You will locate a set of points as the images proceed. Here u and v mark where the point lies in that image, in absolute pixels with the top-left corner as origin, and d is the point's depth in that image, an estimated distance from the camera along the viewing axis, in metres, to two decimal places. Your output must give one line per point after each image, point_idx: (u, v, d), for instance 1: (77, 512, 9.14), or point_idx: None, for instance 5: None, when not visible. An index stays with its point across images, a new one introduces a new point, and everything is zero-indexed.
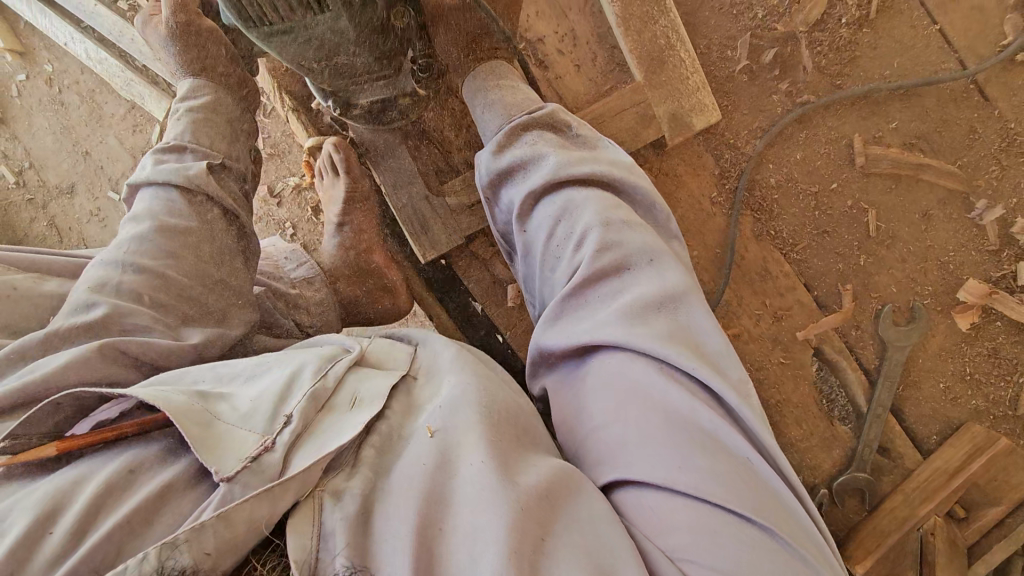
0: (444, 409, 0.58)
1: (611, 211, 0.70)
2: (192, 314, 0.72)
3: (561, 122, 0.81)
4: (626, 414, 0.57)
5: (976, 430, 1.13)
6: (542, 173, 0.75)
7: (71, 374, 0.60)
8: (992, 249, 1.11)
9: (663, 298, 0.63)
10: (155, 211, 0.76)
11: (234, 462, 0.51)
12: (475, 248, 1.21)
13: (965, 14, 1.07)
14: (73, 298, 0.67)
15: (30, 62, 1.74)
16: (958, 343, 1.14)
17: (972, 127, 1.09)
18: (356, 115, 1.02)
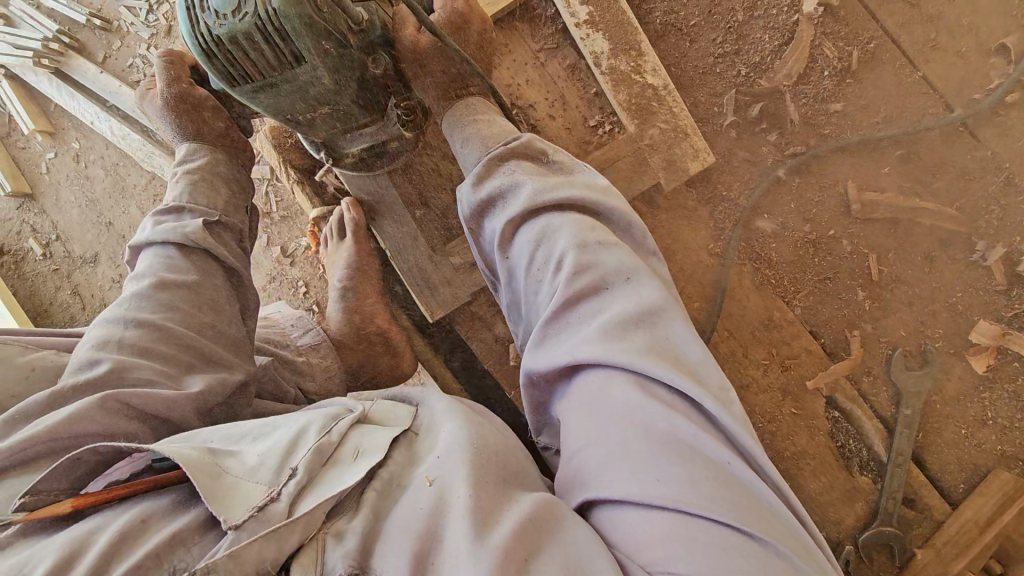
0: (442, 455, 0.58)
1: (586, 232, 0.71)
2: (194, 362, 0.73)
3: (538, 151, 0.84)
4: (605, 432, 0.56)
5: (1005, 478, 1.08)
6: (519, 201, 0.77)
7: (76, 428, 0.59)
8: (1001, 288, 1.09)
9: (638, 313, 0.63)
10: (155, 269, 0.80)
11: (241, 511, 0.52)
12: (477, 308, 1.22)
13: (949, 60, 1.09)
14: (77, 359, 0.68)
15: (59, 141, 1.84)
16: (976, 386, 1.11)
17: (966, 169, 1.09)
18: (348, 164, 1.12)
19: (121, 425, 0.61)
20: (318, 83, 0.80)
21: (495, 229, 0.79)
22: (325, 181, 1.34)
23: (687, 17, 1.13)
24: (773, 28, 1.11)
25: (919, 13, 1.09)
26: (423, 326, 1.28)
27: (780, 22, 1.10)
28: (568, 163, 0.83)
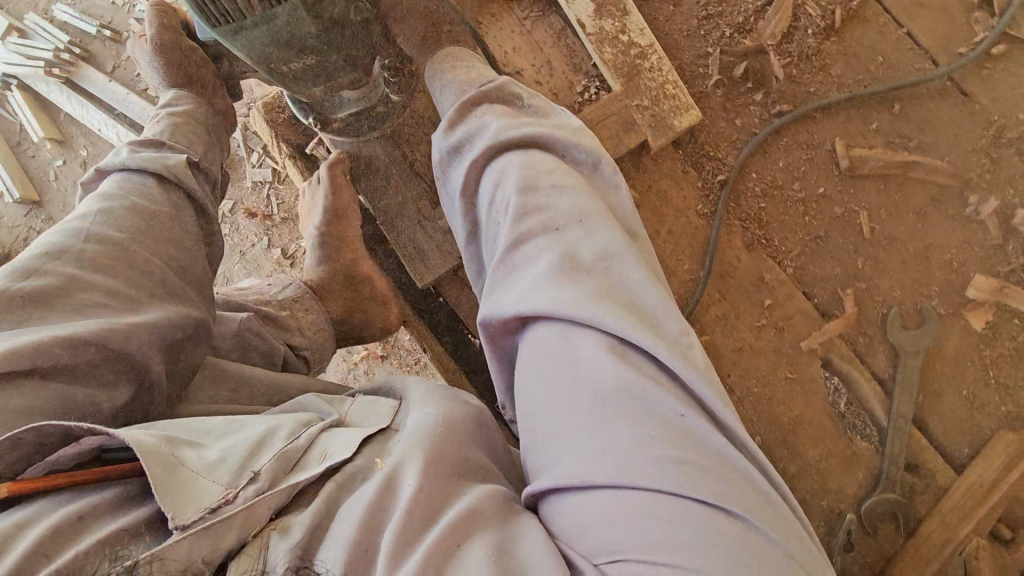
0: (416, 437, 0.57)
1: (547, 176, 0.67)
2: (153, 297, 0.70)
3: (504, 94, 0.80)
4: (556, 387, 0.53)
5: (1010, 438, 1.04)
6: (483, 144, 0.73)
7: (5, 360, 0.54)
8: (996, 243, 1.07)
9: (596, 262, 0.59)
10: (124, 194, 0.77)
11: (192, 511, 0.47)
12: (465, 275, 1.21)
13: (931, 18, 1.09)
14: (18, 262, 0.65)
15: (67, 149, 1.87)
16: (976, 344, 1.07)
17: (954, 124, 1.08)
18: (335, 131, 1.14)
19: (67, 351, 0.58)
20: (299, 25, 0.82)
21: (459, 173, 0.75)
22: (314, 155, 1.34)
23: None
24: None
25: None
26: (411, 296, 1.26)
27: None
28: (539, 107, 0.79)
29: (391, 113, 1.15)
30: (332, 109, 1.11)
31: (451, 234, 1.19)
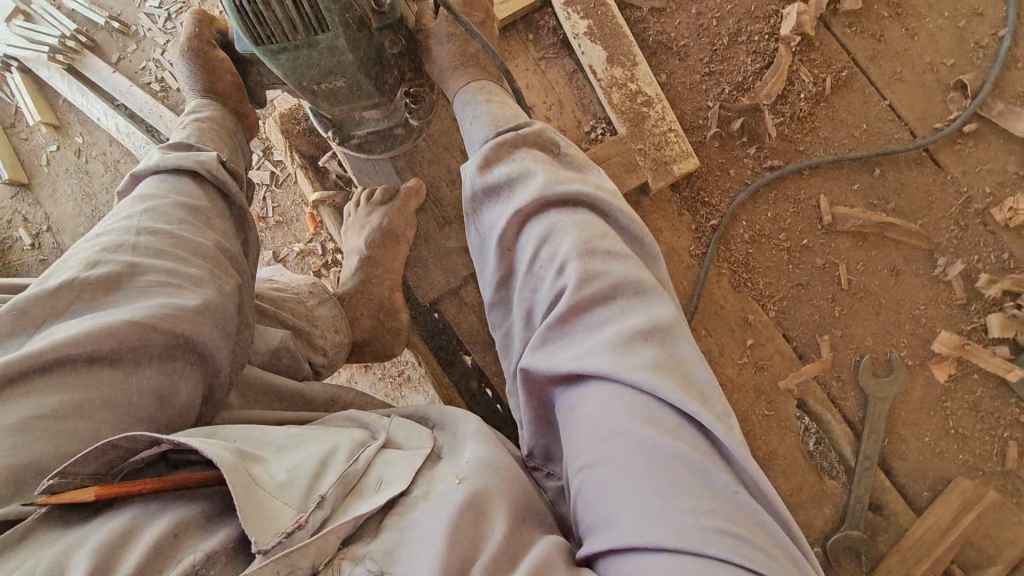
0: (474, 468, 0.64)
1: (598, 239, 0.70)
2: (208, 278, 0.75)
3: (548, 139, 0.83)
4: (608, 447, 0.56)
5: (965, 485, 1.12)
6: (528, 193, 0.75)
7: (85, 343, 0.61)
8: (961, 302, 1.16)
9: (649, 329, 0.63)
10: (163, 193, 0.83)
11: (271, 535, 0.54)
12: (466, 295, 1.26)
13: (911, 93, 1.19)
14: (84, 256, 0.71)
15: (63, 135, 1.88)
16: (939, 395, 1.15)
17: (928, 191, 1.18)
18: (352, 146, 1.20)
19: (140, 334, 0.64)
20: (337, 53, 0.88)
21: (499, 217, 0.77)
22: (327, 167, 1.39)
23: (677, 38, 1.23)
24: (754, 53, 1.21)
25: (886, 49, 1.20)
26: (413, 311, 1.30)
27: (762, 48, 1.21)
28: (580, 159, 0.83)
29: (407, 137, 1.19)
30: (354, 125, 1.17)
31: (456, 254, 1.24)
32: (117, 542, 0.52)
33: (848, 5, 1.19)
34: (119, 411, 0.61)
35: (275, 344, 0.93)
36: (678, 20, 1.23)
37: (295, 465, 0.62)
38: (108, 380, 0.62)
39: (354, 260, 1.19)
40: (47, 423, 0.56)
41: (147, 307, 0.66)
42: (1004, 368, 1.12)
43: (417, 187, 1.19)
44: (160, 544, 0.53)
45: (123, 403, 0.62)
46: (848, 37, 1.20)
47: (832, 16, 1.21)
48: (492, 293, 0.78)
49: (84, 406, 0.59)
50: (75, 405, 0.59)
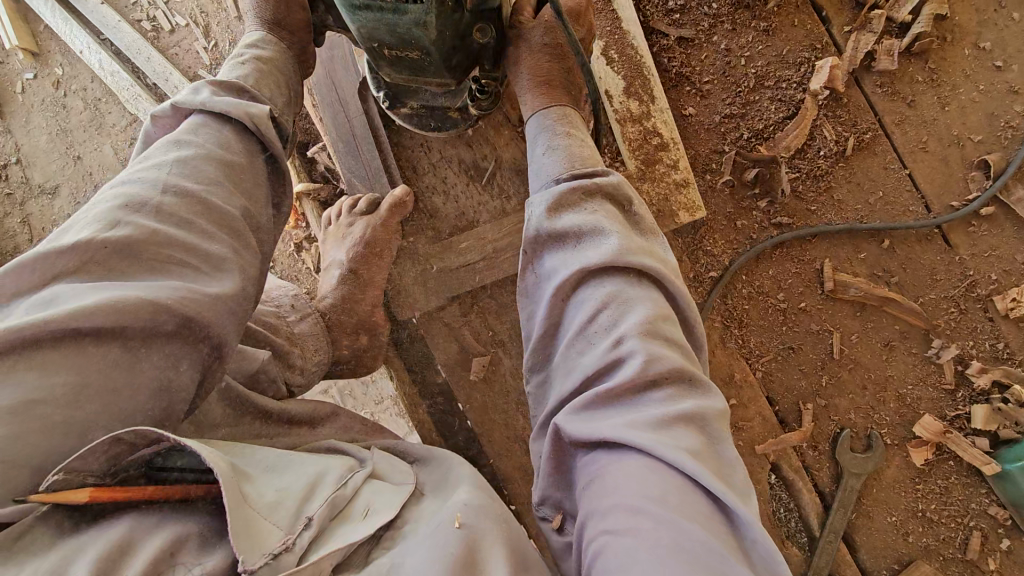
0: (468, 508, 0.66)
1: (656, 314, 0.71)
2: (230, 259, 0.67)
3: (624, 197, 0.84)
4: (633, 517, 0.55)
5: (924, 570, 1.12)
6: (597, 251, 0.75)
7: (88, 320, 0.53)
8: (948, 387, 1.14)
9: (693, 414, 0.64)
10: (201, 141, 0.74)
11: (258, 555, 0.53)
12: (447, 315, 1.21)
13: (932, 165, 1.15)
14: (101, 208, 0.62)
15: (42, 63, 1.74)
16: (911, 478, 1.14)
17: (934, 269, 1.14)
18: (401, 115, 1.10)
19: (149, 317, 0.56)
20: (422, 29, 0.81)
21: (561, 267, 0.77)
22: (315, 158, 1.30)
23: (701, 74, 1.16)
24: (780, 101, 1.15)
25: (914, 116, 1.14)
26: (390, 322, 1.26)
27: (788, 97, 1.15)
28: (648, 228, 0.84)
29: (461, 122, 1.10)
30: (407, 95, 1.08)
31: (443, 272, 1.18)
32: (121, 549, 0.50)
33: (884, 64, 1.13)
34: (118, 404, 0.55)
35: (254, 368, 0.87)
36: (707, 55, 1.16)
37: (286, 486, 0.62)
38: (112, 364, 0.55)
39: (333, 274, 1.13)
40: (45, 412, 0.50)
41: (160, 287, 0.59)
42: (981, 460, 1.11)
43: (403, 199, 1.13)
44: (164, 553, 0.51)
45: (123, 397, 0.55)
46: (879, 97, 1.15)
47: (865, 73, 1.15)
48: (535, 338, 0.78)
49: (80, 394, 0.52)
50: (74, 391, 0.52)
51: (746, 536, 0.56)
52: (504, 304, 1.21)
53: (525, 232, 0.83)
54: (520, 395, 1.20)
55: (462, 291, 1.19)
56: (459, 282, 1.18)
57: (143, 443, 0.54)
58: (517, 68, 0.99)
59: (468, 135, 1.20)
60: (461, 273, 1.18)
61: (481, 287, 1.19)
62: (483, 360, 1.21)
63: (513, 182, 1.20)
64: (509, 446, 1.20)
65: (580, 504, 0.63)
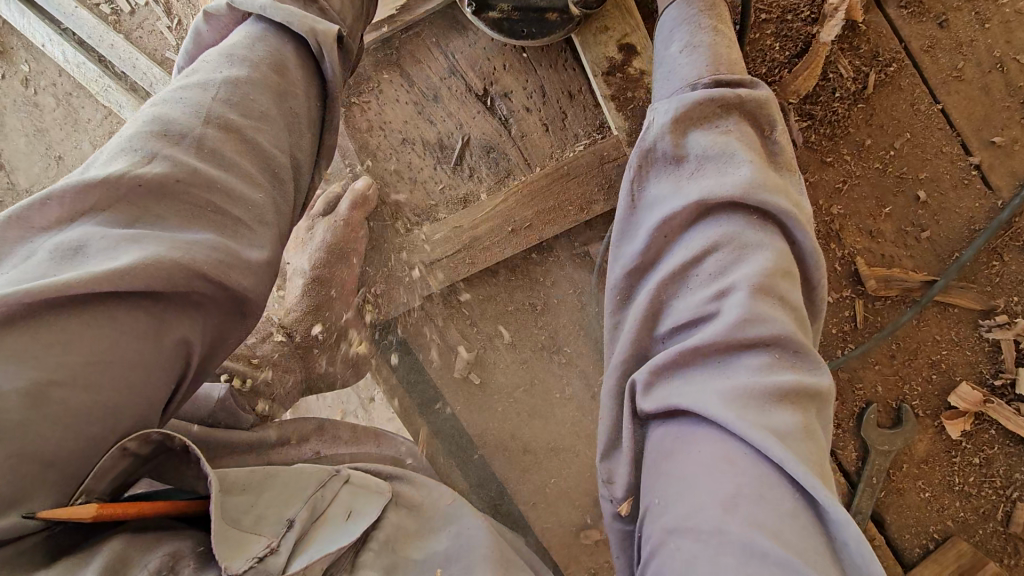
0: (448, 557, 0.70)
1: (775, 266, 0.67)
2: (270, 211, 0.70)
3: (765, 120, 0.78)
4: (706, 516, 0.54)
5: (963, 547, 1.03)
6: (724, 182, 0.71)
7: (125, 279, 0.54)
8: (988, 349, 1.01)
9: (794, 389, 0.61)
10: (254, 59, 0.76)
11: (242, 560, 0.56)
12: (428, 312, 1.11)
13: (969, 96, 0.98)
14: (140, 133, 0.65)
15: (6, 62, 1.57)
16: (946, 450, 1.04)
17: (970, 218, 1.00)
18: (489, 20, 0.96)
19: (182, 281, 0.57)
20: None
21: (674, 194, 0.73)
22: None
23: None
24: (785, 37, 0.98)
25: (946, 39, 0.97)
26: None
27: (795, 30, 0.97)
28: (785, 166, 0.77)
29: (560, 26, 0.95)
30: None
31: (422, 266, 1.07)
32: (118, 567, 0.51)
33: None
34: (138, 380, 0.55)
35: (212, 406, 0.82)
36: None
37: (270, 497, 0.65)
38: (144, 329, 0.56)
39: (298, 283, 1.03)
40: (61, 396, 0.50)
41: (198, 246, 0.60)
42: None
43: (365, 193, 1.03)
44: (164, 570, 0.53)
45: (141, 372, 0.55)
46: (903, 20, 0.97)
47: None
48: (623, 270, 0.76)
49: (99, 368, 0.53)
50: (98, 364, 0.52)
51: (836, 538, 0.54)
52: (487, 296, 1.10)
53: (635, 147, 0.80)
54: (513, 394, 1.11)
55: (443, 286, 1.09)
56: (440, 278, 1.07)
57: (145, 450, 0.56)
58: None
59: (429, 112, 1.07)
60: (436, 268, 1.06)
61: (458, 281, 1.08)
62: (467, 357, 1.11)
63: (485, 161, 1.07)
64: (506, 448, 1.12)
65: (655, 476, 0.63)
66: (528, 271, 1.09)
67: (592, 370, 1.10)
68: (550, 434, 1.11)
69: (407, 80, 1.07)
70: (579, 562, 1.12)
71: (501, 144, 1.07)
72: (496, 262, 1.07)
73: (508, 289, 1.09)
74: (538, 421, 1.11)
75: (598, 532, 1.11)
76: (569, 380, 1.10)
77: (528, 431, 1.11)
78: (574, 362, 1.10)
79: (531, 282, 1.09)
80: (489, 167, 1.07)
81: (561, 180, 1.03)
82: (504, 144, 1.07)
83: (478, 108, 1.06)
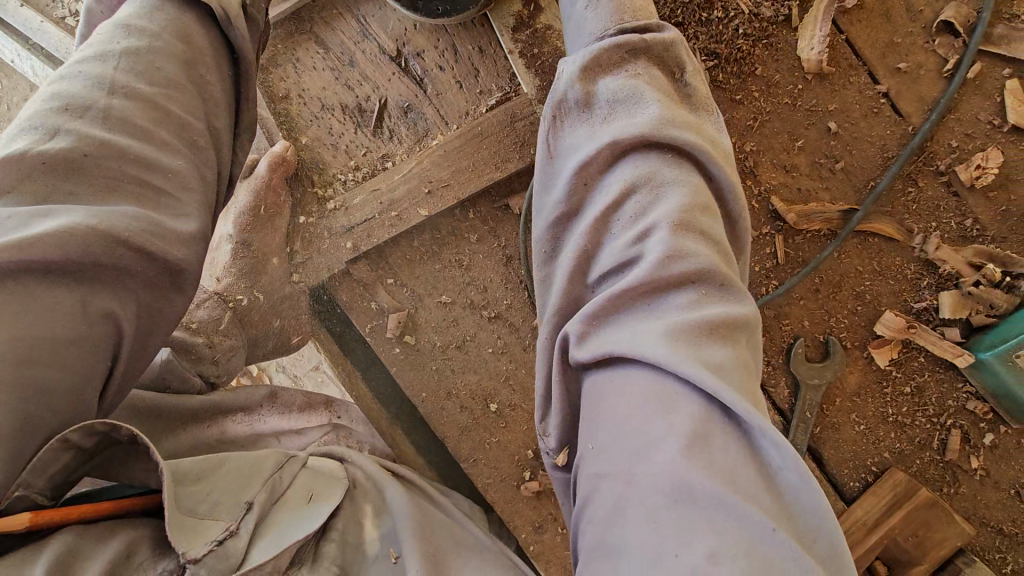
0: (394, 539, 0.75)
1: (695, 201, 0.65)
2: (193, 178, 0.68)
3: (673, 59, 0.76)
4: (639, 457, 0.52)
5: (899, 478, 1.02)
6: (633, 123, 0.69)
7: (47, 249, 0.52)
8: (911, 275, 1.01)
9: (724, 321, 0.59)
10: (152, 30, 0.73)
11: (202, 545, 0.56)
12: (357, 274, 1.12)
13: (873, 23, 0.99)
14: (41, 114, 0.62)
15: None
16: (877, 381, 1.04)
17: (884, 146, 1.00)
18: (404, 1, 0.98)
19: (103, 249, 0.55)
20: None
21: (589, 141, 0.71)
22: None
23: None
24: None
25: None
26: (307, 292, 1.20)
27: None
28: (699, 104, 0.76)
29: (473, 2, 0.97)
30: None
31: (342, 231, 1.09)
32: (69, 561, 0.51)
33: None
34: (64, 357, 0.52)
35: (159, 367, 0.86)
36: None
37: (225, 482, 0.65)
38: (68, 305, 0.53)
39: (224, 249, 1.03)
40: None
41: (119, 215, 0.58)
42: (953, 353, 0.99)
43: (284, 155, 1.06)
44: (119, 559, 0.53)
45: (77, 351, 0.53)
46: None
47: None
48: (550, 223, 0.72)
49: (19, 347, 0.49)
50: (20, 347, 0.49)
51: (768, 459, 0.52)
52: (414, 255, 1.11)
53: (550, 99, 0.76)
54: (445, 352, 1.12)
55: (368, 248, 1.10)
56: (361, 240, 1.09)
57: (85, 443, 0.53)
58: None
59: (346, 77, 1.09)
60: (358, 230, 1.09)
61: (383, 243, 1.09)
62: (400, 316, 1.11)
63: (404, 122, 1.09)
64: (442, 405, 1.12)
65: (589, 422, 0.60)
66: (453, 229, 1.10)
67: (521, 323, 1.11)
68: (485, 388, 1.12)
69: (322, 47, 1.08)
70: (521, 515, 1.12)
71: (417, 105, 1.09)
72: (419, 222, 1.08)
73: (435, 248, 1.11)
74: (472, 377, 1.12)
75: (537, 483, 1.12)
76: (501, 334, 1.11)
77: (464, 388, 1.12)
78: (504, 315, 1.11)
79: (457, 240, 1.10)
80: (408, 128, 1.09)
81: (473, 140, 1.05)
82: (421, 104, 1.09)
83: (393, 70, 1.08)
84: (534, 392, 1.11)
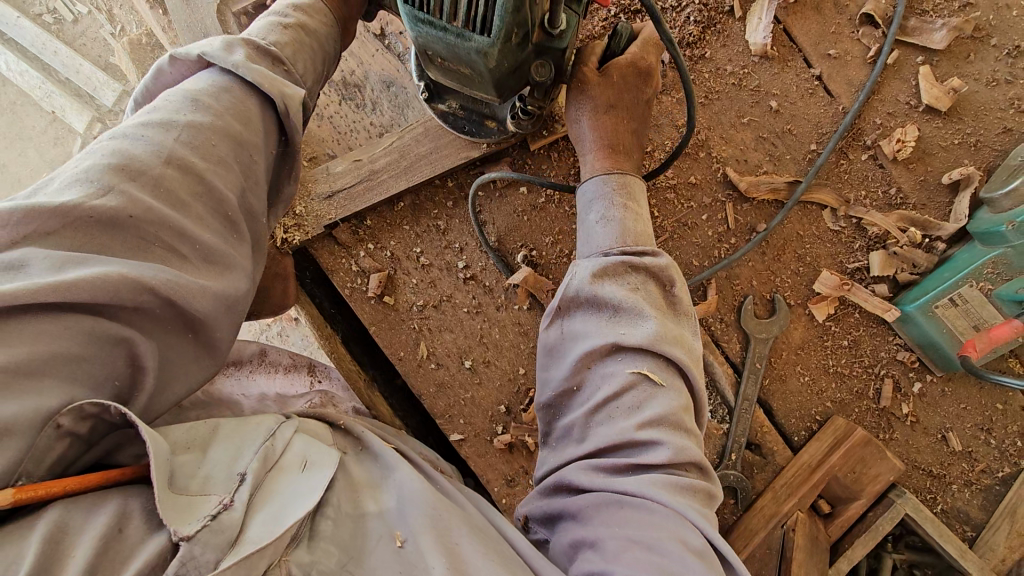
0: (399, 517, 0.65)
1: (680, 405, 0.73)
2: (225, 252, 0.65)
3: (667, 277, 0.81)
4: (661, 549, 0.60)
5: (839, 423, 1.11)
6: (633, 335, 0.74)
7: (74, 291, 0.52)
8: (846, 238, 1.13)
9: (701, 498, 0.69)
10: (219, 108, 0.69)
11: (193, 522, 0.54)
12: (338, 236, 1.18)
13: (806, 15, 1.12)
14: (89, 166, 0.59)
15: None
16: (819, 335, 1.14)
17: (819, 124, 1.13)
18: (438, 113, 1.08)
19: (128, 296, 0.54)
20: (481, 58, 0.73)
21: (594, 336, 0.76)
22: None
23: None
24: None
25: None
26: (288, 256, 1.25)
27: None
28: (685, 312, 0.81)
29: (496, 134, 1.07)
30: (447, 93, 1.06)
31: (322, 197, 1.15)
32: (57, 538, 0.50)
33: None
34: (77, 376, 0.52)
35: None
36: None
37: (218, 453, 0.62)
38: (89, 335, 0.53)
39: None
40: None
41: (144, 266, 0.57)
42: (883, 308, 1.11)
43: None
44: (110, 532, 0.52)
45: (92, 366, 0.53)
46: None
47: None
48: (550, 396, 0.78)
49: (33, 362, 0.50)
50: (37, 360, 0.50)
51: None
52: (393, 220, 1.18)
53: (562, 288, 0.81)
54: (423, 311, 1.18)
55: (349, 213, 1.15)
56: (341, 204, 1.15)
57: (79, 427, 0.52)
58: (578, 109, 0.93)
59: None
60: (339, 197, 1.15)
61: (364, 210, 1.16)
62: (380, 278, 1.17)
63: (386, 95, 1.17)
64: (419, 363, 1.18)
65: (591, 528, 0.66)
66: (432, 197, 1.18)
67: (494, 284, 1.18)
68: (460, 346, 1.18)
69: None
70: (494, 469, 1.17)
71: (399, 78, 1.17)
72: (397, 193, 1.15)
73: (414, 214, 1.18)
74: (447, 336, 1.18)
75: (509, 436, 1.17)
76: (474, 296, 1.18)
77: (440, 346, 1.18)
78: (479, 277, 1.18)
79: (435, 206, 1.18)
80: (389, 100, 1.17)
81: None
82: (402, 78, 1.17)
83: (377, 47, 1.17)
84: (507, 349, 1.18)
